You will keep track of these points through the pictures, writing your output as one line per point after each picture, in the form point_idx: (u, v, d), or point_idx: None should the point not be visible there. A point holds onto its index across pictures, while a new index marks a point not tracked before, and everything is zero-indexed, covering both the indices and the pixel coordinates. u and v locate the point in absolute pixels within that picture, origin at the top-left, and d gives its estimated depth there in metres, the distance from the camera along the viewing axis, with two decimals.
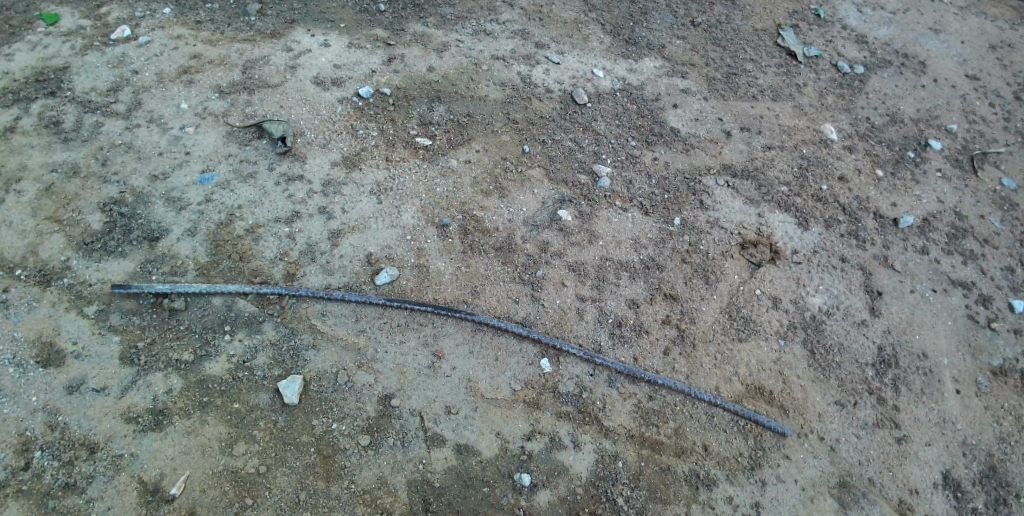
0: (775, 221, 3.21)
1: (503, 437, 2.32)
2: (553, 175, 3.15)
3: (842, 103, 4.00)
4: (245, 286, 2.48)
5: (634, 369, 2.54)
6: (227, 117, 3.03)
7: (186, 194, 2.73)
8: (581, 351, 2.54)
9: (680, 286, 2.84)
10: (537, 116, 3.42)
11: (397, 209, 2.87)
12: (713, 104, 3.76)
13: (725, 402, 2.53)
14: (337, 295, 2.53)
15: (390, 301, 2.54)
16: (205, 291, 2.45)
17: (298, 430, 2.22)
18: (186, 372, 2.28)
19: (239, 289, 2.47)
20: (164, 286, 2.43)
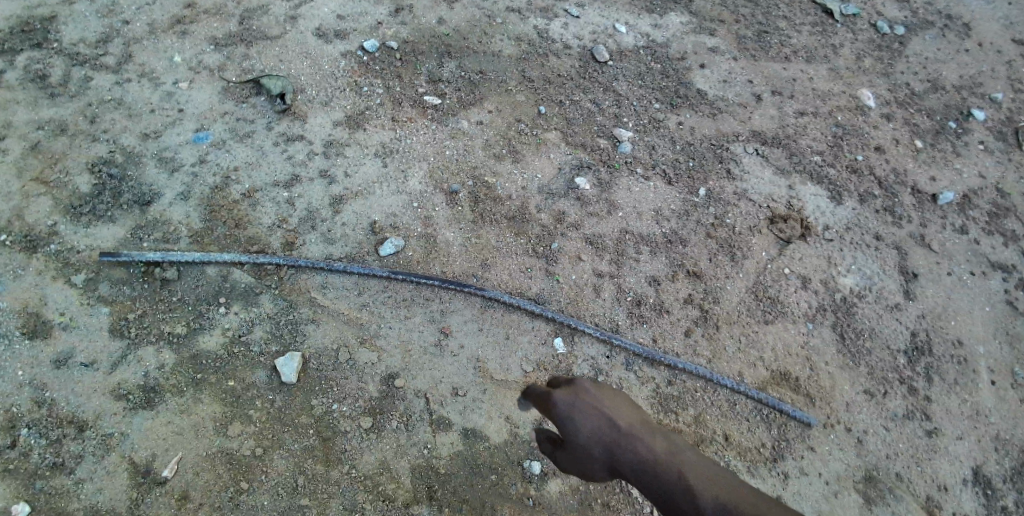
0: (807, 194, 3.00)
1: (513, 421, 2.19)
2: (571, 139, 2.95)
3: (881, 67, 3.73)
4: (241, 255, 2.33)
5: (653, 352, 2.39)
6: (223, 72, 2.83)
7: (179, 155, 2.56)
8: (597, 331, 2.39)
9: (704, 262, 2.67)
10: (554, 74, 3.19)
11: (403, 174, 2.69)
12: (743, 64, 3.51)
13: (749, 389, 2.40)
14: (339, 266, 2.37)
15: (395, 274, 2.39)
16: (199, 260, 2.30)
17: (296, 410, 2.10)
18: (179, 346, 2.15)
19: (234, 258, 2.32)
20: (156, 254, 2.28)
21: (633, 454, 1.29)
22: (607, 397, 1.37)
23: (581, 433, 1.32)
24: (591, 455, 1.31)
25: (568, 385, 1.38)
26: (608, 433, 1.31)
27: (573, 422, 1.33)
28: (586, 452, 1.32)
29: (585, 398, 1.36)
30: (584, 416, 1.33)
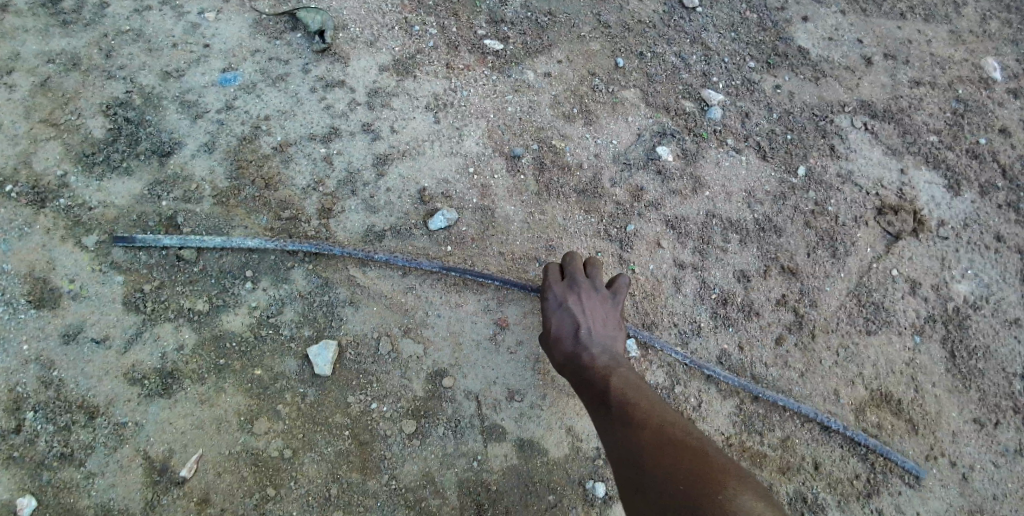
0: (920, 181, 2.58)
1: (575, 434, 1.92)
2: (652, 100, 2.54)
3: (1010, 31, 3.19)
4: (266, 241, 1.98)
5: (749, 386, 2.06)
6: (255, 1, 2.45)
7: (204, 99, 2.22)
8: (687, 358, 2.07)
9: (801, 257, 2.30)
10: (634, 19, 2.73)
11: (459, 133, 2.33)
12: (852, 19, 3.00)
13: (857, 436, 2.05)
14: (382, 257, 2.03)
15: (450, 269, 2.04)
16: (221, 246, 1.97)
17: (329, 408, 1.84)
18: (200, 325, 1.88)
19: (262, 244, 1.98)
20: (173, 239, 1.95)
21: (585, 352, 1.72)
22: (593, 304, 1.83)
23: (555, 324, 1.79)
24: (557, 346, 1.77)
25: (562, 286, 1.86)
26: (574, 329, 1.76)
27: (555, 315, 1.81)
28: (556, 341, 1.77)
29: (571, 296, 1.83)
30: (566, 311, 1.80)
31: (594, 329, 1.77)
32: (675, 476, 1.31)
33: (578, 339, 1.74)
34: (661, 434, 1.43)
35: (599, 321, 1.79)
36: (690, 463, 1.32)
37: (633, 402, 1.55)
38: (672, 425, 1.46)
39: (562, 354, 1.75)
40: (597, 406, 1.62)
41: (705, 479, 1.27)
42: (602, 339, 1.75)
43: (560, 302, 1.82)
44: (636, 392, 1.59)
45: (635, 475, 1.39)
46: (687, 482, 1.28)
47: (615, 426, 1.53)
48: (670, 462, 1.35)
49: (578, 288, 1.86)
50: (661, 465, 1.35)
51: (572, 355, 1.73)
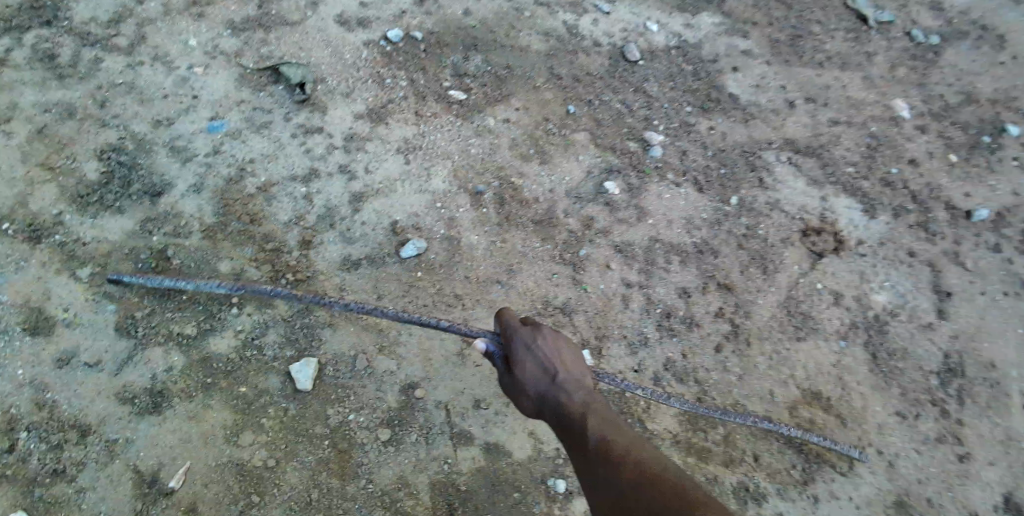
0: (840, 206, 2.90)
1: (537, 437, 2.10)
2: (600, 141, 2.83)
3: (915, 77, 3.61)
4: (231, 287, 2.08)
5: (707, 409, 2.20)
6: (240, 58, 2.70)
7: (193, 144, 2.44)
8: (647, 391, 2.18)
9: (736, 275, 2.57)
10: (583, 71, 3.05)
11: (426, 172, 2.57)
12: (776, 69, 3.39)
13: (812, 437, 2.25)
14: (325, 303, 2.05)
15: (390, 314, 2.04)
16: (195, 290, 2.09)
17: (310, 420, 2.00)
18: (189, 348, 2.04)
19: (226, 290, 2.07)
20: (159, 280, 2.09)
21: (558, 393, 1.67)
22: (561, 345, 1.78)
23: (527, 368, 1.73)
24: (529, 390, 1.71)
25: (531, 328, 1.81)
26: (547, 371, 1.71)
27: (525, 357, 1.76)
28: (529, 385, 1.72)
29: (539, 337, 1.79)
30: (535, 353, 1.76)
31: (565, 369, 1.72)
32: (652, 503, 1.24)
33: (551, 381, 1.70)
34: (640, 469, 1.35)
35: (570, 359, 1.75)
36: (668, 495, 1.24)
37: (608, 435, 1.51)
38: (648, 455, 1.41)
39: (534, 397, 1.70)
40: (576, 450, 1.53)
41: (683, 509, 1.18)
42: (574, 380, 1.71)
43: (529, 344, 1.77)
44: (615, 431, 1.53)
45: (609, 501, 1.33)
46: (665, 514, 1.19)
47: (589, 458, 1.47)
48: (648, 497, 1.26)
49: (546, 328, 1.82)
50: (638, 493, 1.29)
51: (546, 397, 1.68)
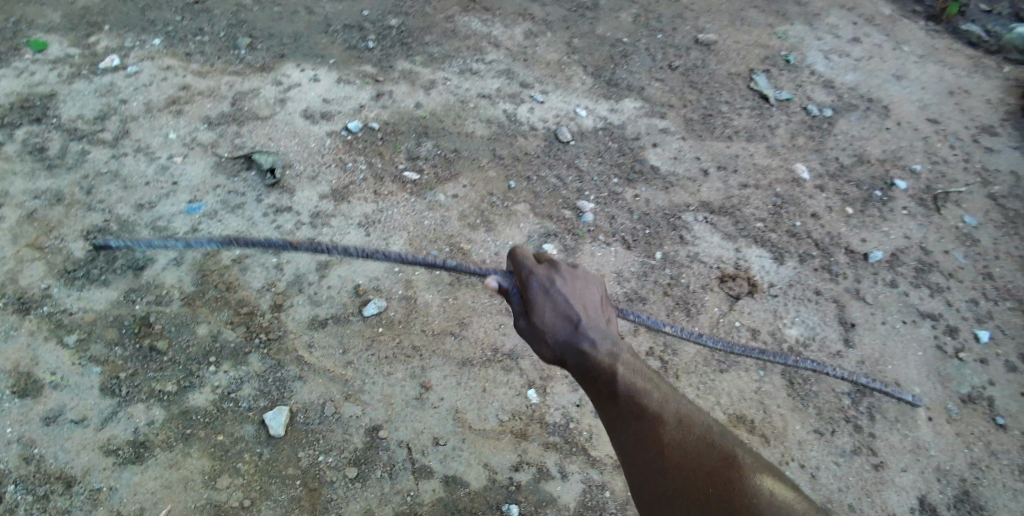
0: (752, 256, 3.31)
1: (490, 468, 2.33)
2: (538, 211, 3.21)
3: (813, 144, 4.17)
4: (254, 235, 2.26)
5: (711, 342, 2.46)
6: (215, 148, 3.04)
7: (173, 224, 2.73)
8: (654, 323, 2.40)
9: (662, 318, 2.92)
10: (522, 153, 3.46)
11: (385, 242, 2.89)
12: (691, 143, 3.89)
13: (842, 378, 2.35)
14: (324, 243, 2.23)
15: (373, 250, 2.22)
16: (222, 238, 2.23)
17: (282, 462, 2.19)
18: (169, 403, 2.24)
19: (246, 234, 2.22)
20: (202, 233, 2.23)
21: (582, 341, 1.71)
22: (578, 286, 1.80)
23: (547, 315, 1.75)
24: (552, 338, 1.74)
25: (547, 271, 1.80)
26: (568, 319, 1.73)
27: (545, 303, 1.76)
28: (549, 333, 1.74)
29: (558, 279, 1.79)
30: (553, 299, 1.76)
31: (586, 314, 1.75)
32: (701, 481, 1.43)
33: (574, 327, 1.72)
34: (685, 437, 1.52)
35: (589, 303, 1.78)
36: (720, 471, 1.42)
37: (642, 393, 1.62)
38: (688, 418, 1.57)
39: (556, 344, 1.73)
40: (608, 404, 1.67)
41: (737, 482, 1.39)
42: (596, 324, 1.74)
43: (546, 290, 1.77)
44: (646, 382, 1.66)
45: (652, 468, 1.52)
46: (718, 489, 1.39)
47: (626, 418, 1.63)
48: (699, 469, 1.45)
49: (563, 269, 1.82)
50: (683, 466, 1.48)
51: (569, 345, 1.72)
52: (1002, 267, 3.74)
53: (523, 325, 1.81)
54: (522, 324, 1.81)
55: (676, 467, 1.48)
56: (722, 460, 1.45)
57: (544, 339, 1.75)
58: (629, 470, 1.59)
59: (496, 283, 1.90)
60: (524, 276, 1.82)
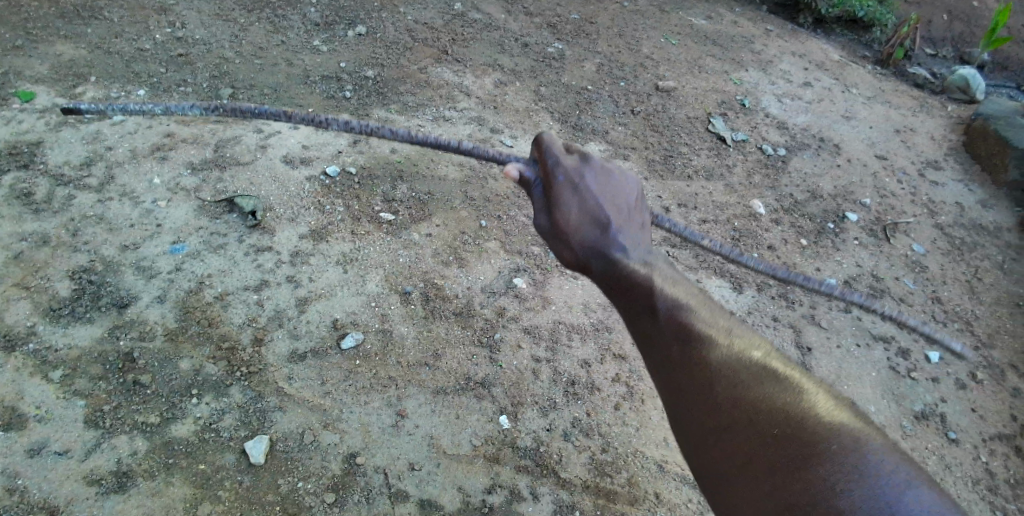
0: (712, 286, 3.51)
1: (464, 491, 2.43)
2: (509, 247, 3.35)
3: (768, 182, 4.42)
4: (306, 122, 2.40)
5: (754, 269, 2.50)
6: (198, 192, 3.18)
7: (156, 264, 2.84)
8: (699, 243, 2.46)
9: (628, 345, 3.05)
10: (493, 194, 3.62)
11: (362, 278, 3.00)
12: (653, 183, 4.12)
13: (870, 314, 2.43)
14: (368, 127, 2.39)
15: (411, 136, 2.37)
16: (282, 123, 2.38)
17: (262, 489, 2.26)
18: (151, 434, 2.32)
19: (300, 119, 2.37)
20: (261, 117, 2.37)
21: (609, 245, 1.74)
22: (608, 185, 1.80)
23: (575, 214, 1.77)
24: (579, 239, 1.76)
25: (577, 169, 1.81)
26: (596, 222, 1.76)
27: (573, 201, 1.78)
28: (576, 233, 1.77)
29: (587, 175, 1.80)
30: (581, 197, 1.78)
31: (615, 216, 1.77)
32: (755, 407, 1.43)
33: (602, 231, 1.75)
34: (740, 364, 1.50)
35: (619, 203, 1.79)
36: (779, 399, 1.43)
37: (687, 315, 1.62)
38: (743, 343, 1.55)
39: (582, 247, 1.76)
40: (643, 320, 1.67)
41: (800, 416, 1.39)
42: (624, 225, 1.77)
43: (574, 186, 1.79)
44: (688, 303, 1.65)
45: (699, 388, 1.52)
46: (783, 424, 1.39)
47: (666, 336, 1.62)
48: (754, 395, 1.45)
49: (592, 164, 1.83)
50: (734, 387, 1.47)
51: (596, 248, 1.75)
52: (947, 293, 3.99)
53: (544, 221, 1.84)
54: (544, 219, 1.83)
55: (731, 394, 1.47)
56: (783, 393, 1.44)
57: (568, 240, 1.77)
58: (670, 391, 1.58)
59: (517, 171, 1.90)
60: (550, 171, 1.83)
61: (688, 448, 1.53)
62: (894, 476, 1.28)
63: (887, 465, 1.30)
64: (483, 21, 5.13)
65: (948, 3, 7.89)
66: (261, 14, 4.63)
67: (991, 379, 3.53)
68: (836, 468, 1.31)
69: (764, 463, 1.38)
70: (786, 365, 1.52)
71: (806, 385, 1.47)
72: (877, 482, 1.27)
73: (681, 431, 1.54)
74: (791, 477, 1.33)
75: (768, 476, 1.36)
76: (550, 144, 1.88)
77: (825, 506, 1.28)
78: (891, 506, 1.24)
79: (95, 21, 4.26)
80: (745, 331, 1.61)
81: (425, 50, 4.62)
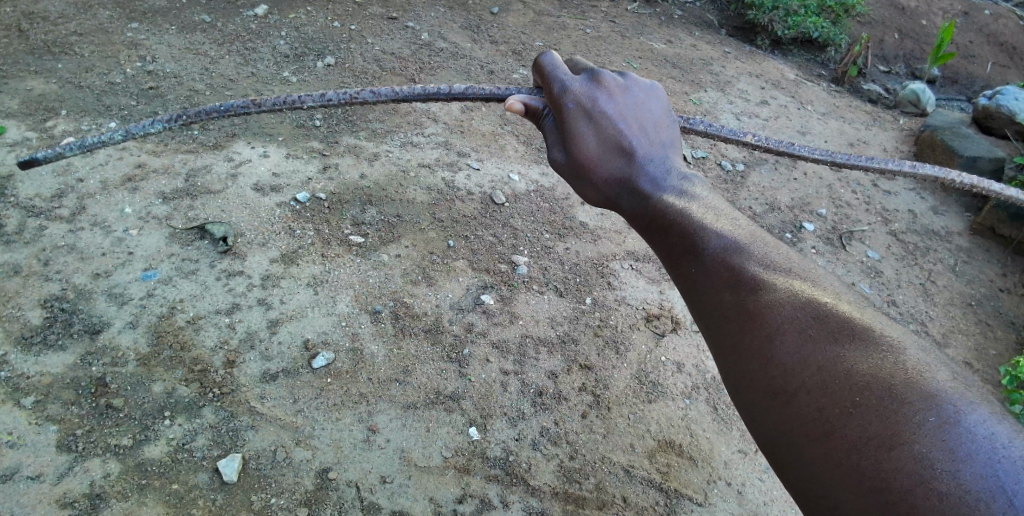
0: (674, 296, 3.60)
1: (435, 501, 2.50)
2: (476, 265, 3.45)
3: (728, 196, 4.59)
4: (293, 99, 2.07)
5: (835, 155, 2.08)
6: (170, 220, 3.25)
7: (129, 290, 2.90)
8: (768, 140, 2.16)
9: (594, 356, 3.16)
10: (460, 215, 3.73)
11: (332, 299, 3.07)
12: None
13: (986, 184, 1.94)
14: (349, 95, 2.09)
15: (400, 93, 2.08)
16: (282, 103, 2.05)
17: (235, 506, 2.31)
18: (124, 456, 2.36)
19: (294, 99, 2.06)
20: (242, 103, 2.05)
21: (636, 175, 1.72)
22: (625, 111, 1.75)
23: (596, 147, 1.71)
24: (605, 177, 1.72)
25: (589, 97, 1.73)
26: (622, 155, 1.72)
27: (590, 133, 1.71)
28: (600, 169, 1.71)
29: (600, 103, 1.73)
30: (600, 130, 1.71)
31: (636, 139, 1.74)
32: (833, 368, 1.28)
33: (625, 159, 1.72)
34: (806, 316, 1.37)
35: (636, 123, 1.75)
36: (861, 358, 1.27)
37: (738, 267, 1.51)
38: (807, 293, 1.41)
39: (609, 184, 1.72)
40: (690, 270, 1.59)
41: (889, 376, 1.22)
42: (648, 151, 1.74)
43: (591, 119, 1.71)
44: (735, 246, 1.55)
45: (760, 346, 1.40)
46: (863, 389, 1.22)
47: (720, 292, 1.51)
48: (829, 352, 1.31)
49: (604, 89, 1.75)
50: (799, 344, 1.35)
51: (621, 182, 1.72)
52: (902, 296, 4.17)
53: (561, 156, 1.76)
54: (560, 155, 1.76)
55: (798, 357, 1.33)
56: (864, 355, 1.27)
57: (590, 176, 1.72)
58: (725, 352, 1.47)
59: (521, 103, 1.79)
60: (560, 100, 1.74)
61: (752, 418, 1.39)
62: (1013, 456, 1.08)
63: (1003, 444, 1.09)
64: (450, 50, 5.31)
65: (899, 22, 8.25)
66: (231, 46, 4.74)
67: None
68: (935, 444, 1.12)
69: (843, 436, 1.21)
70: (866, 319, 1.34)
71: (896, 344, 1.28)
72: (988, 464, 1.08)
73: (742, 400, 1.41)
74: (875, 454, 1.16)
75: (844, 449, 1.20)
76: (554, 70, 1.78)
77: (917, 489, 1.09)
78: (1009, 491, 1.04)
79: (66, 56, 4.33)
80: (812, 283, 1.45)
81: (393, 78, 4.77)
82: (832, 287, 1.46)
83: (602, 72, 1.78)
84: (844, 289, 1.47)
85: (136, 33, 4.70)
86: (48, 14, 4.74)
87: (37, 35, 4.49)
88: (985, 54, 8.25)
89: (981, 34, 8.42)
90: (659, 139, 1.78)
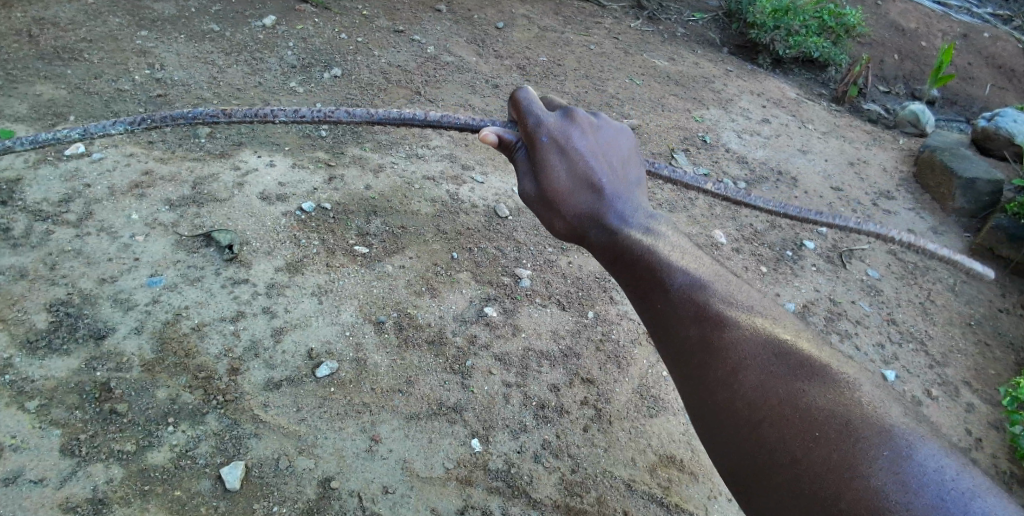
0: None
1: (437, 512, 2.50)
2: (479, 278, 3.46)
3: (729, 212, 4.62)
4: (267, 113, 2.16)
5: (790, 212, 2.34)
6: (176, 227, 3.27)
7: (134, 296, 2.91)
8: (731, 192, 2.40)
9: (596, 370, 3.17)
10: (464, 227, 3.75)
11: (336, 308, 3.09)
12: None
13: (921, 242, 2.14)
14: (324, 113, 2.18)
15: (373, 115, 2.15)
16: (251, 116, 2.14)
17: (237, 513, 2.31)
18: (128, 462, 2.36)
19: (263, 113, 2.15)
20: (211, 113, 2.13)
21: (604, 211, 1.73)
22: (596, 148, 1.76)
23: (568, 181, 1.71)
24: (576, 210, 1.73)
25: (562, 131, 1.74)
26: (592, 190, 1.73)
27: (562, 166, 1.71)
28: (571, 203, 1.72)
29: (573, 137, 1.74)
30: (572, 164, 1.72)
31: (606, 176, 1.76)
32: (793, 402, 1.37)
33: (595, 196, 1.73)
34: (768, 353, 1.45)
35: (606, 160, 1.77)
36: (818, 394, 1.37)
37: (702, 302, 1.56)
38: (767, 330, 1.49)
39: (579, 218, 1.73)
40: (655, 304, 1.62)
41: (843, 412, 1.33)
42: (618, 188, 1.76)
43: (564, 152, 1.72)
44: (701, 282, 1.60)
45: (724, 379, 1.46)
46: (824, 424, 1.32)
47: (685, 325, 1.55)
48: (788, 387, 1.40)
49: (577, 124, 1.77)
50: (761, 378, 1.43)
51: (591, 216, 1.73)
52: (901, 314, 4.20)
53: (532, 187, 1.76)
54: (531, 185, 1.75)
55: (764, 391, 1.41)
56: (822, 390, 1.37)
57: (560, 208, 1.73)
58: (690, 384, 1.53)
59: (495, 135, 1.77)
60: (535, 133, 1.74)
61: (717, 448, 1.46)
62: (960, 487, 1.21)
63: (951, 476, 1.22)
64: (455, 64, 5.36)
65: (898, 44, 8.34)
66: (239, 57, 4.79)
67: (944, 395, 3.73)
68: (891, 476, 1.23)
69: (806, 468, 1.30)
70: (825, 357, 1.44)
71: (852, 381, 1.39)
72: (939, 494, 1.20)
73: (706, 430, 1.48)
74: (837, 485, 1.26)
75: (807, 480, 1.30)
76: (529, 104, 1.79)
77: None
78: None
79: (75, 63, 4.37)
80: (773, 320, 1.53)
81: (399, 91, 4.82)
82: (792, 324, 1.55)
83: (575, 109, 1.79)
84: (798, 324, 1.57)
85: (145, 41, 4.75)
86: (58, 21, 4.78)
87: (47, 42, 4.53)
88: (983, 76, 8.34)
89: (979, 57, 8.52)
90: (626, 176, 1.80)
